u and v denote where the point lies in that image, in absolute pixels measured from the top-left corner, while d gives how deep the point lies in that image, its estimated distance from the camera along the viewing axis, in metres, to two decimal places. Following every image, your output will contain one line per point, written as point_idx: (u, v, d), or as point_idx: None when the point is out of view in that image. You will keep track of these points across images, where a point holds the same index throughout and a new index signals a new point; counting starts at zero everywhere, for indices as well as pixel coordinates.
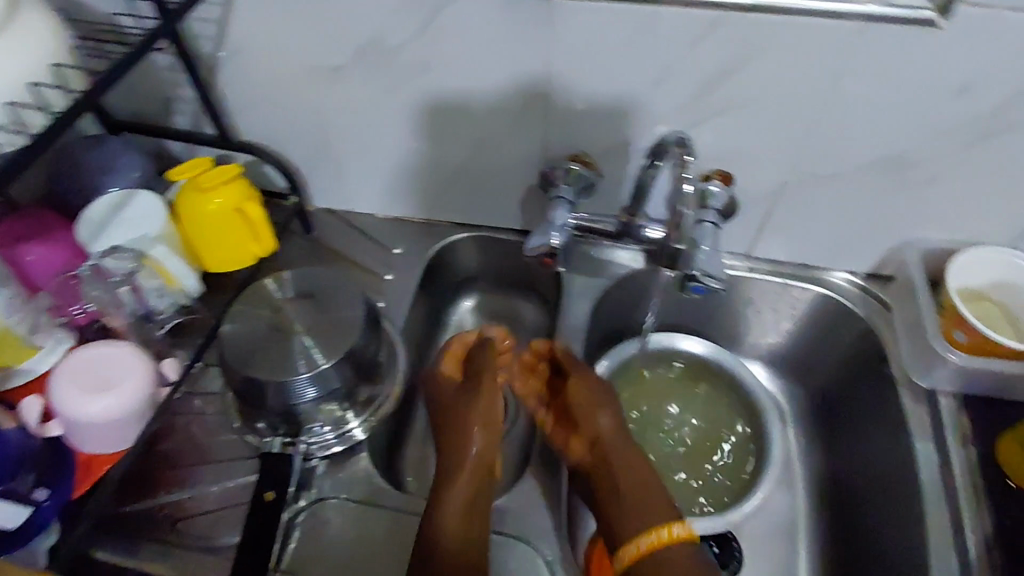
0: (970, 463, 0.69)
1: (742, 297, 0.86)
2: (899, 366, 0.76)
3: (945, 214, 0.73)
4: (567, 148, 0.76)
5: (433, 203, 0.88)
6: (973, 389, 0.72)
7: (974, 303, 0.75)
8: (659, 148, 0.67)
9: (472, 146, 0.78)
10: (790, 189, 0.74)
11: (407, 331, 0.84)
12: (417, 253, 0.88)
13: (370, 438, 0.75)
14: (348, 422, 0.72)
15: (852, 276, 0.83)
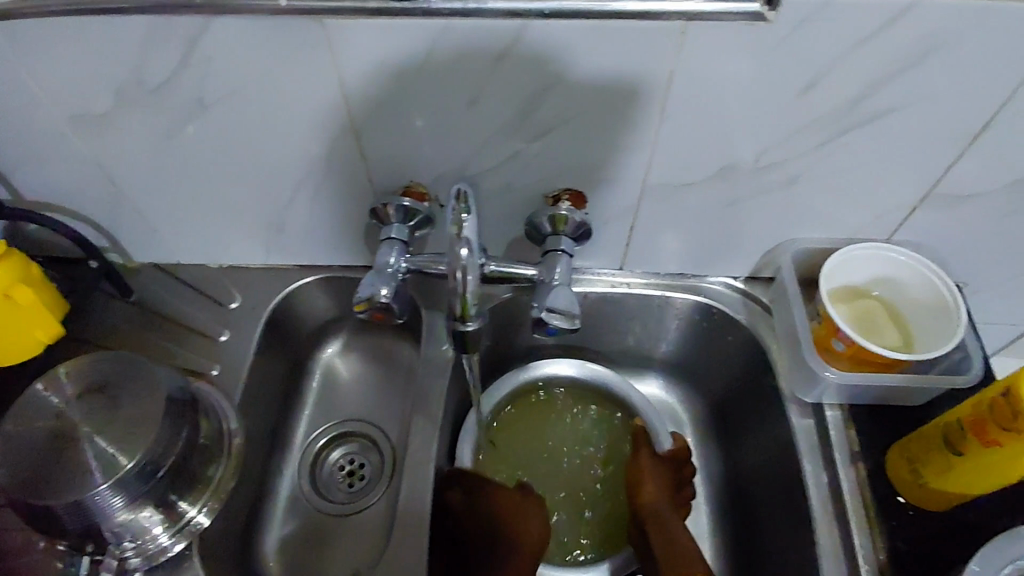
0: (859, 479, 0.63)
1: (620, 315, 0.79)
2: (784, 379, 0.70)
3: (815, 214, 0.67)
4: (397, 178, 0.67)
5: (267, 248, 0.77)
6: (860, 399, 0.67)
7: (853, 304, 0.70)
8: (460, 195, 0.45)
9: (291, 185, 0.68)
10: (646, 202, 0.66)
11: (248, 398, 0.74)
12: (256, 306, 0.78)
13: (203, 533, 0.65)
14: (185, 513, 0.63)
15: (732, 281, 0.77)
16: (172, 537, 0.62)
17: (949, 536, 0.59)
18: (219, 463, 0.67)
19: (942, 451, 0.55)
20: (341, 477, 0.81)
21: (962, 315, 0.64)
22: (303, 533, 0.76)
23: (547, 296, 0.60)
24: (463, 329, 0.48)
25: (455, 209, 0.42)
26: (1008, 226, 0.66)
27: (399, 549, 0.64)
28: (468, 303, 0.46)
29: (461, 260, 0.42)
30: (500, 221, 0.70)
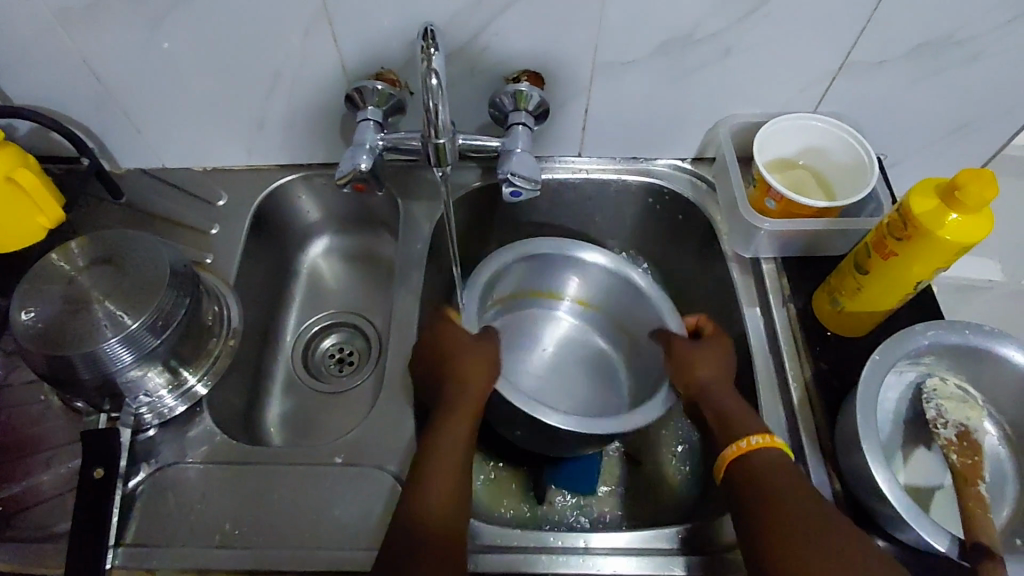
0: (790, 317, 0.73)
1: (581, 200, 0.87)
2: (727, 241, 0.79)
3: (749, 88, 0.74)
4: (367, 67, 0.72)
5: (248, 146, 0.82)
6: (791, 252, 0.76)
7: (785, 171, 0.78)
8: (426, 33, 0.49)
9: (269, 77, 0.73)
10: (598, 81, 0.73)
11: (241, 284, 0.80)
12: (243, 203, 0.83)
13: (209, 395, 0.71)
14: (187, 380, 0.70)
15: (680, 162, 0.85)
16: (177, 399, 0.69)
17: (862, 352, 0.69)
18: (217, 340, 0.73)
19: (853, 276, 0.64)
20: (332, 362, 0.88)
21: (876, 168, 0.73)
22: (301, 408, 0.84)
23: (510, 160, 0.67)
24: (437, 150, 0.56)
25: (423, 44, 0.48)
26: (915, 91, 0.75)
27: (388, 396, 0.71)
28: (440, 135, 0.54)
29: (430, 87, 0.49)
30: (465, 107, 0.77)
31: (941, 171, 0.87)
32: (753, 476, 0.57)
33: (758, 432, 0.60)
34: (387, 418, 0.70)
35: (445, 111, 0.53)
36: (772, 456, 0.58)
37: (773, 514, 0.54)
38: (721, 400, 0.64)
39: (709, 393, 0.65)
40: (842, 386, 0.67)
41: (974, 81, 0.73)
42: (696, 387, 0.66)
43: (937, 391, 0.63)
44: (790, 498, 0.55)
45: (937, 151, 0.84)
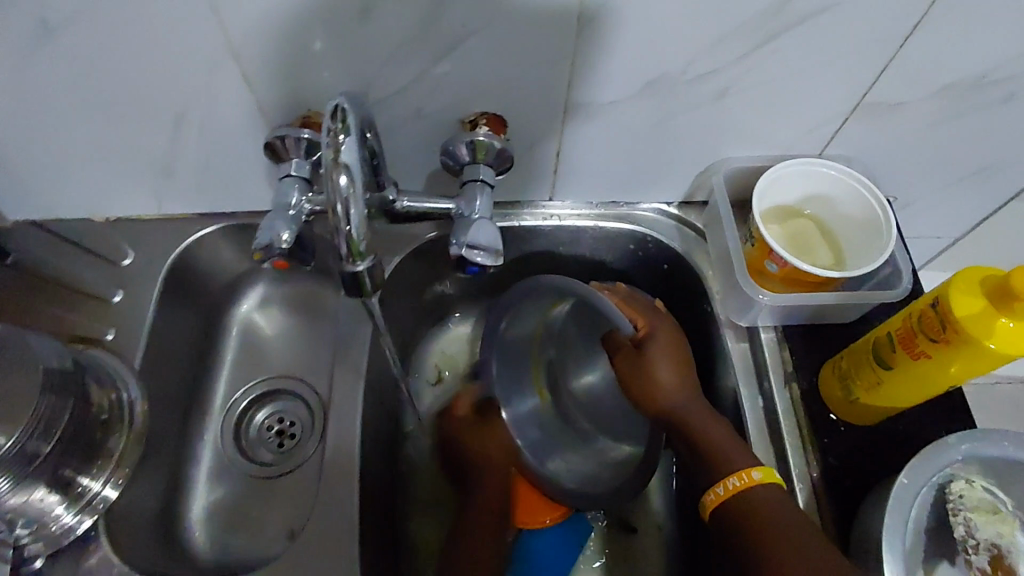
0: (793, 400, 0.63)
1: (554, 249, 0.76)
2: (721, 304, 0.69)
3: (748, 130, 0.63)
4: (291, 109, 0.59)
5: (155, 196, 0.69)
6: (794, 320, 0.66)
7: (786, 223, 0.68)
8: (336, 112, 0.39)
9: (170, 121, 0.60)
10: (571, 124, 0.62)
11: (151, 365, 0.67)
12: (152, 261, 0.70)
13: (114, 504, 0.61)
14: (86, 489, 0.60)
15: (666, 206, 0.74)
16: (76, 515, 0.58)
17: (878, 445, 0.60)
18: (120, 435, 0.63)
19: (872, 366, 0.54)
20: (271, 438, 0.75)
21: (893, 229, 0.63)
22: (236, 497, 0.72)
23: (468, 230, 0.56)
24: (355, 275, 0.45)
25: (331, 131, 0.40)
26: (938, 134, 0.64)
27: (331, 503, 0.61)
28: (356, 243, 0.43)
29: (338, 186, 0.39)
30: (413, 152, 0.64)
31: (958, 213, 0.77)
32: (750, 509, 0.54)
33: (735, 472, 0.57)
34: (327, 532, 0.60)
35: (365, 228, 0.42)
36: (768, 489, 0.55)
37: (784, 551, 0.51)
38: (696, 418, 0.62)
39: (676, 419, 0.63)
40: (853, 488, 0.58)
41: (1005, 123, 0.63)
42: (662, 404, 0.64)
43: (964, 498, 0.54)
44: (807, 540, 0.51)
45: (955, 194, 0.74)
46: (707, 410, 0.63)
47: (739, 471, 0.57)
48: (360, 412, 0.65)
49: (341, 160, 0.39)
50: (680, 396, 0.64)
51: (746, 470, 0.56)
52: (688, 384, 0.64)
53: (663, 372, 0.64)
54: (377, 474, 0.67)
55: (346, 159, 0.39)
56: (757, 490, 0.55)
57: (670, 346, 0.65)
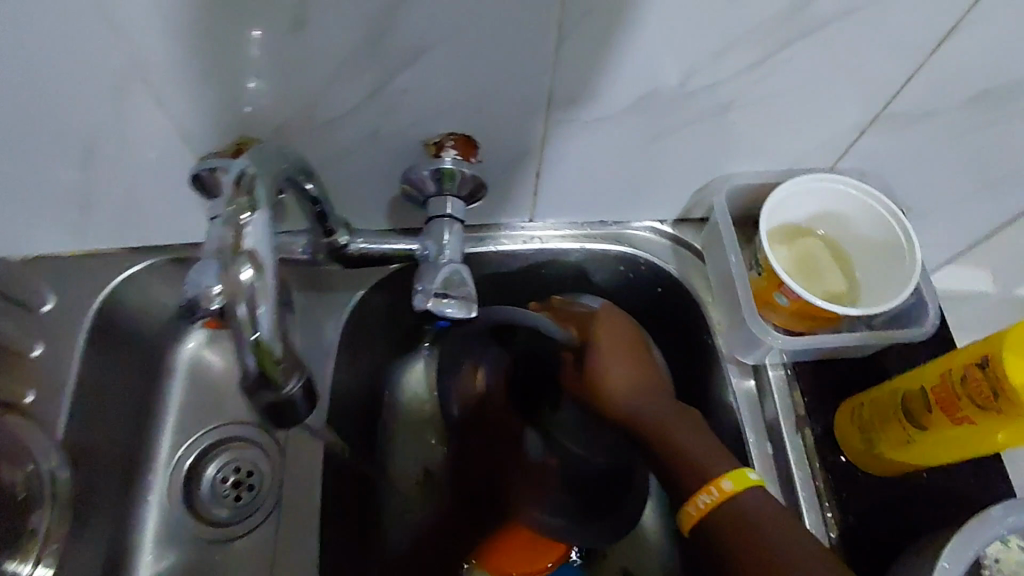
0: (807, 448, 0.56)
1: (535, 276, 0.68)
2: (724, 339, 0.62)
3: (754, 142, 0.56)
4: (222, 132, 0.50)
5: (73, 233, 0.59)
6: (804, 356, 0.59)
7: (797, 245, 0.60)
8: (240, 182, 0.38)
9: (76, 152, 0.50)
10: (553, 142, 0.54)
11: (84, 425, 0.60)
12: (77, 305, 0.61)
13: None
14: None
15: (660, 225, 0.67)
16: None
17: (902, 499, 0.53)
18: (43, 512, 0.57)
19: (902, 423, 0.48)
20: (226, 494, 0.66)
21: (917, 255, 0.56)
22: (187, 566, 0.63)
23: (439, 276, 0.49)
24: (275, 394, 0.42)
25: (238, 206, 0.38)
26: (965, 144, 0.57)
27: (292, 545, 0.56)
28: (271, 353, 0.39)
29: (241, 282, 0.36)
30: (370, 177, 0.55)
31: (975, 225, 0.71)
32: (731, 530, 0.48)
33: (705, 486, 0.51)
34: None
35: (282, 342, 0.40)
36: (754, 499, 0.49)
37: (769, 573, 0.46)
38: (659, 416, 0.56)
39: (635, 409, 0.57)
40: (877, 552, 0.52)
41: None
42: (618, 409, 0.58)
43: (1000, 562, 0.48)
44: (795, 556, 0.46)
45: (975, 205, 0.67)
46: (670, 404, 0.57)
47: (709, 485, 0.50)
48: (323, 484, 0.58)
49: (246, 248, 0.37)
50: (636, 395, 0.58)
51: (715, 482, 0.50)
52: (643, 370, 0.59)
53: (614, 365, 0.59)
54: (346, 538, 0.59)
55: (251, 248, 0.37)
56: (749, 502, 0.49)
57: (617, 338, 0.60)
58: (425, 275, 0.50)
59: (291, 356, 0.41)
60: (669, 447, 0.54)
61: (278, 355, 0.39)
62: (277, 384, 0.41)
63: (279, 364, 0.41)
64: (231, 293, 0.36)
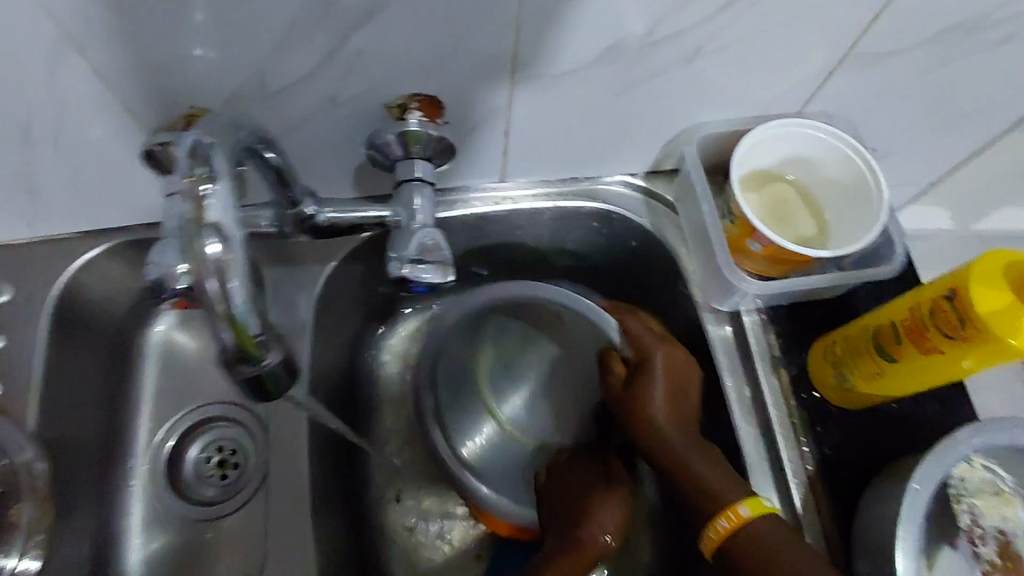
0: (782, 389, 0.58)
1: (508, 238, 0.67)
2: (700, 288, 0.63)
3: (721, 89, 0.56)
4: (169, 105, 0.47)
5: (23, 221, 0.56)
6: (778, 300, 0.61)
7: (768, 191, 0.61)
8: (194, 152, 0.36)
9: (17, 135, 0.47)
10: (520, 99, 0.52)
11: (54, 417, 0.58)
12: (34, 297, 0.58)
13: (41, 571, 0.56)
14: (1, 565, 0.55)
15: (632, 178, 0.66)
16: None
17: (873, 431, 0.55)
18: (22, 505, 0.56)
19: (873, 356, 0.50)
20: (212, 475, 0.65)
21: (884, 195, 0.57)
22: (179, 549, 0.63)
23: (412, 241, 0.48)
24: (258, 369, 0.39)
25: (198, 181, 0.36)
26: (926, 82, 0.58)
27: (280, 535, 0.55)
28: (246, 325, 0.36)
29: (206, 256, 0.34)
30: (333, 143, 0.53)
31: (935, 162, 0.72)
32: (749, 556, 0.48)
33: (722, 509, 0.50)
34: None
35: (258, 318, 0.37)
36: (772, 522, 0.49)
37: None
38: (691, 456, 0.53)
39: (666, 432, 0.54)
40: (852, 482, 0.54)
41: (997, 68, 0.57)
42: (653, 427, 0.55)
43: (965, 482, 0.51)
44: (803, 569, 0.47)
45: (936, 142, 0.68)
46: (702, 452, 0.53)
47: (726, 508, 0.50)
48: (307, 463, 0.57)
49: (211, 222, 0.35)
50: (676, 419, 0.55)
51: (733, 507, 0.50)
52: (682, 406, 0.56)
53: (658, 390, 0.55)
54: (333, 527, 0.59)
55: (215, 220, 0.35)
56: (758, 522, 0.49)
57: (670, 364, 0.57)
58: (398, 241, 0.49)
59: (270, 331, 0.39)
60: (693, 484, 0.52)
61: (253, 326, 0.37)
62: (257, 362, 0.38)
63: (256, 335, 0.38)
64: (198, 267, 0.34)
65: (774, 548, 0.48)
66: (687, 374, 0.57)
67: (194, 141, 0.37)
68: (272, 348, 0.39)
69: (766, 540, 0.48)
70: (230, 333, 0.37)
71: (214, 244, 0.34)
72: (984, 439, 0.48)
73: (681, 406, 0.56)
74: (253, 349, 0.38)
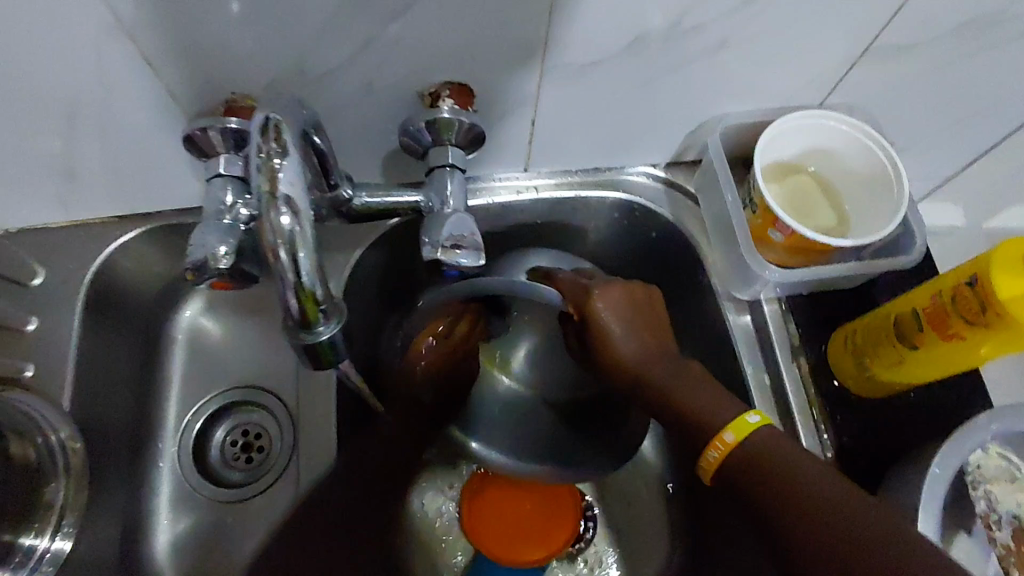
0: (802, 377, 0.59)
1: (530, 227, 0.68)
2: (720, 277, 0.64)
3: (745, 80, 0.56)
4: (209, 91, 0.48)
5: (60, 205, 0.57)
6: (798, 290, 0.61)
7: (788, 182, 0.62)
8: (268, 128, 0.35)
9: (61, 119, 0.48)
10: (548, 89, 0.53)
11: (87, 398, 0.59)
12: (70, 280, 0.59)
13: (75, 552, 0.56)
14: (33, 546, 0.54)
15: (653, 170, 0.67)
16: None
17: (890, 418, 0.57)
18: (57, 484, 0.56)
19: (894, 344, 0.51)
20: (239, 457, 0.67)
21: (904, 186, 0.58)
22: (206, 529, 0.64)
23: (444, 226, 0.49)
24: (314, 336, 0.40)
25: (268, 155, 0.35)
26: (947, 75, 0.59)
27: None
28: (310, 291, 0.38)
29: (278, 228, 0.35)
30: (364, 131, 0.54)
31: (951, 156, 0.73)
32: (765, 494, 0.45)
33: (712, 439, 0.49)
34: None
35: (321, 284, 0.39)
36: (770, 436, 0.47)
37: (785, 487, 0.44)
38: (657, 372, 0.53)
39: (643, 367, 0.54)
40: (871, 468, 0.55)
41: (1017, 62, 0.58)
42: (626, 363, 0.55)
43: (982, 469, 0.52)
44: (802, 468, 0.45)
45: (953, 136, 0.69)
46: (675, 365, 0.53)
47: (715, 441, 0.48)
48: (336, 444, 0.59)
49: (282, 196, 0.34)
50: (644, 355, 0.55)
51: (718, 436, 0.48)
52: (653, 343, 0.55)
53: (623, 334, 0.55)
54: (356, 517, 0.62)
55: (286, 194, 0.35)
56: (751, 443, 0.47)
57: (618, 307, 0.56)
58: (431, 225, 0.50)
59: (332, 300, 0.41)
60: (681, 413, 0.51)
61: (317, 292, 0.38)
62: (314, 327, 0.40)
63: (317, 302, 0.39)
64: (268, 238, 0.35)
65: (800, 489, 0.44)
66: (648, 309, 0.57)
67: (267, 118, 0.35)
68: (330, 312, 0.40)
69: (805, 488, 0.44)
70: (295, 299, 0.38)
71: (285, 217, 0.35)
72: (1002, 424, 0.49)
73: (649, 337, 0.55)
74: (314, 316, 0.40)
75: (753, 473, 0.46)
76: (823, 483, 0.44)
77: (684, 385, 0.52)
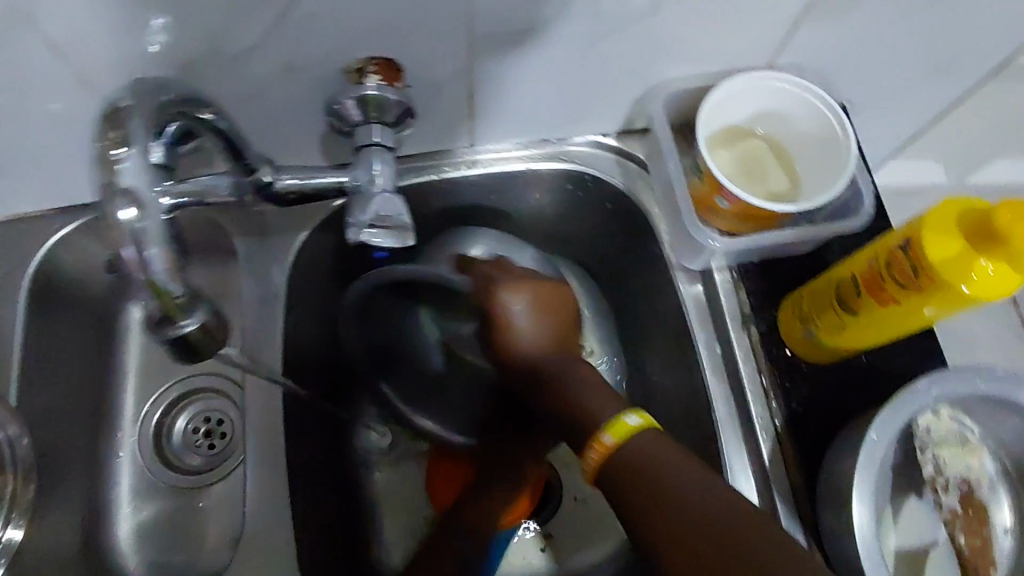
0: (753, 344, 0.58)
1: (479, 201, 0.67)
2: (672, 247, 0.63)
3: (684, 43, 0.55)
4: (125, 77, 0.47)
5: None
6: (750, 257, 0.60)
7: (737, 147, 0.60)
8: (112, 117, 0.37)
9: None
10: (477, 60, 0.52)
11: (35, 390, 0.59)
12: (11, 273, 0.59)
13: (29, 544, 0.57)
14: None
15: (604, 139, 0.65)
16: None
17: (840, 383, 0.56)
18: (7, 476, 0.57)
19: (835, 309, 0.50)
20: (199, 443, 0.67)
21: (852, 147, 0.56)
22: (168, 515, 0.64)
23: (370, 205, 0.48)
24: (180, 330, 0.40)
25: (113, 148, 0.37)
26: (895, 30, 0.57)
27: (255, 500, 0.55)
28: (163, 287, 0.38)
29: (118, 220, 0.35)
30: (293, 110, 0.53)
31: (913, 114, 0.71)
32: (633, 493, 0.47)
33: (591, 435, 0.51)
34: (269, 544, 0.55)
35: (180, 280, 0.39)
36: (648, 436, 0.49)
37: (656, 483, 0.47)
38: (570, 379, 0.54)
39: (551, 372, 0.55)
40: (821, 434, 0.54)
41: (967, 13, 0.56)
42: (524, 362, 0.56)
43: (932, 431, 0.52)
44: (683, 474, 0.47)
45: (912, 92, 0.67)
46: (579, 374, 0.55)
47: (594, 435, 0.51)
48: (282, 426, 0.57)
49: (122, 188, 0.36)
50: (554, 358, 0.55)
51: (598, 437, 0.50)
52: (557, 338, 0.56)
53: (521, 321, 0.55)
54: (314, 500, 0.59)
55: (127, 185, 0.36)
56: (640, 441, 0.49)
57: (537, 298, 0.56)
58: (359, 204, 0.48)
59: (196, 294, 0.40)
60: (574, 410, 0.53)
61: (171, 286, 0.38)
62: (177, 321, 0.40)
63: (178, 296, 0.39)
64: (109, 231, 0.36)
65: (676, 486, 0.46)
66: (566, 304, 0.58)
67: (112, 104, 0.38)
68: (195, 305, 0.40)
69: (668, 486, 0.46)
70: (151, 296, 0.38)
71: (120, 209, 0.35)
72: (945, 387, 0.49)
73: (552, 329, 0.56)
74: (177, 311, 0.40)
75: (619, 472, 0.48)
76: (695, 487, 0.46)
77: (583, 387, 0.54)
